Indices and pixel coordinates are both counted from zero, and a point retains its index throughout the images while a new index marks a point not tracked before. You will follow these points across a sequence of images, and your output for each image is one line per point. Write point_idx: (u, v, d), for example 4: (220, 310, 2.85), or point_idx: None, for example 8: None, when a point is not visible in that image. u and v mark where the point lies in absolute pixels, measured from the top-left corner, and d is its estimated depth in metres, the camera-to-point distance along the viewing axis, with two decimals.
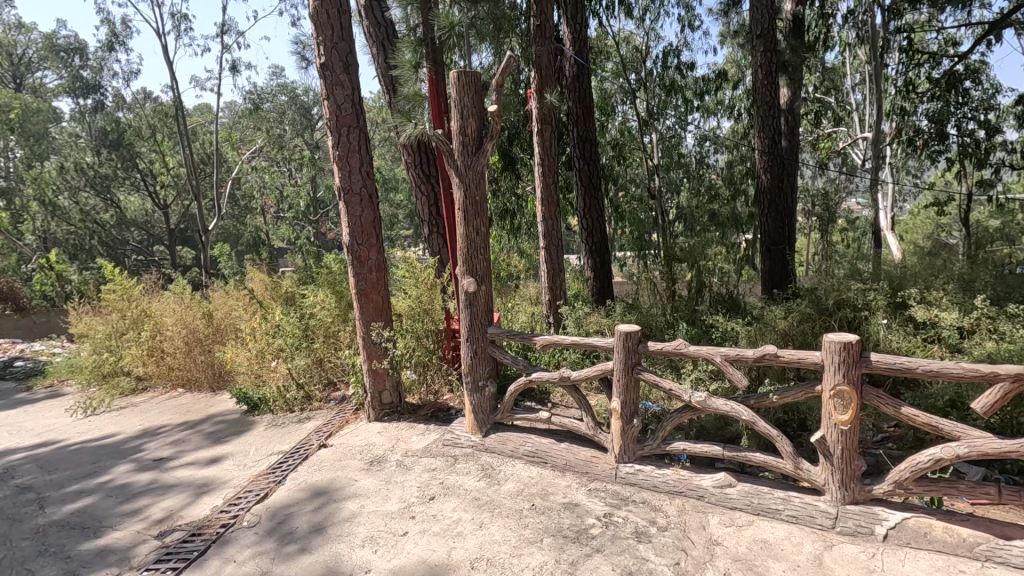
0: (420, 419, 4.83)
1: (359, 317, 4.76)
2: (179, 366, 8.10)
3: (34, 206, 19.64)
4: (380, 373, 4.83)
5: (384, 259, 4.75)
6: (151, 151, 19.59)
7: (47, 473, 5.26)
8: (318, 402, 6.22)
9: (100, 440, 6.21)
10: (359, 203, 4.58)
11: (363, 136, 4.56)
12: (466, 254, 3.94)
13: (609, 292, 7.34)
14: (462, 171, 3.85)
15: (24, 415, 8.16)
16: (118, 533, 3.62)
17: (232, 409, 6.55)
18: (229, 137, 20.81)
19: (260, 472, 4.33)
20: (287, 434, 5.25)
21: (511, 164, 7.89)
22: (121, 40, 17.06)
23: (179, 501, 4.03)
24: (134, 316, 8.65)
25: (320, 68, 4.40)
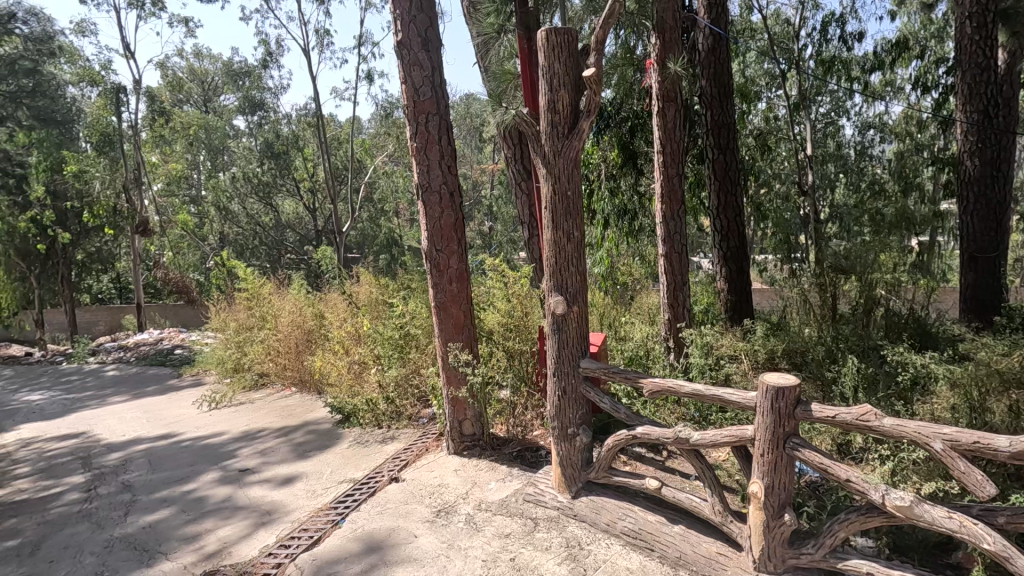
0: (502, 459, 4.07)
1: (437, 334, 4.14)
2: (291, 366, 8.20)
3: (212, 211, 22.19)
4: (459, 401, 4.18)
5: (467, 268, 4.12)
6: (300, 160, 21.26)
7: (150, 472, 5.32)
8: (405, 420, 5.69)
9: (208, 438, 6.33)
10: (439, 203, 3.99)
11: (445, 124, 3.99)
12: (554, 265, 3.11)
13: (747, 309, 5.99)
14: (550, 159, 3.02)
15: (165, 403, 8.79)
16: (168, 565, 3.35)
17: (326, 418, 6.33)
18: (365, 144, 21.98)
19: (323, 506, 3.87)
20: (366, 457, 4.79)
21: (632, 159, 6.83)
22: (275, 58, 18.59)
23: (236, 532, 3.69)
24: (259, 313, 8.94)
25: (397, 47, 3.91)
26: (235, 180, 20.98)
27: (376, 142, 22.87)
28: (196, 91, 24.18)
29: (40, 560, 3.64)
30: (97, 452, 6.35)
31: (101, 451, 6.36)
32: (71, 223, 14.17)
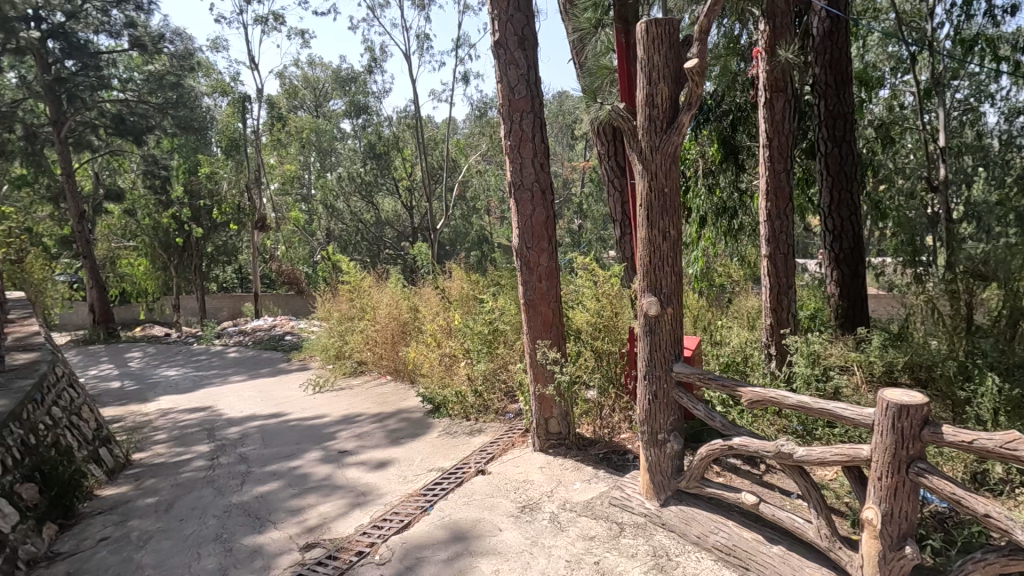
0: (587, 460, 4.03)
1: (526, 331, 4.17)
2: (386, 355, 8.63)
3: (320, 209, 23.86)
4: (545, 399, 4.18)
5: (557, 266, 4.11)
6: (399, 160, 22.30)
7: (263, 447, 5.84)
8: (493, 414, 5.78)
9: (312, 419, 6.82)
10: (531, 200, 4.01)
11: (538, 123, 4.00)
12: (648, 264, 3.01)
13: (861, 316, 5.47)
14: (647, 154, 2.93)
15: (277, 384, 9.59)
16: (276, 534, 3.65)
17: (418, 407, 6.60)
18: (459, 144, 22.64)
19: (413, 492, 4.04)
20: (454, 448, 4.93)
21: (733, 154, 6.46)
22: (379, 64, 19.63)
23: (334, 509, 3.95)
24: (359, 304, 9.50)
25: (494, 46, 3.97)
26: (341, 180, 22.42)
27: (470, 142, 23.51)
28: (309, 97, 26.12)
29: (172, 518, 4.11)
30: (220, 426, 7.06)
31: (223, 425, 7.07)
32: (203, 219, 15.86)
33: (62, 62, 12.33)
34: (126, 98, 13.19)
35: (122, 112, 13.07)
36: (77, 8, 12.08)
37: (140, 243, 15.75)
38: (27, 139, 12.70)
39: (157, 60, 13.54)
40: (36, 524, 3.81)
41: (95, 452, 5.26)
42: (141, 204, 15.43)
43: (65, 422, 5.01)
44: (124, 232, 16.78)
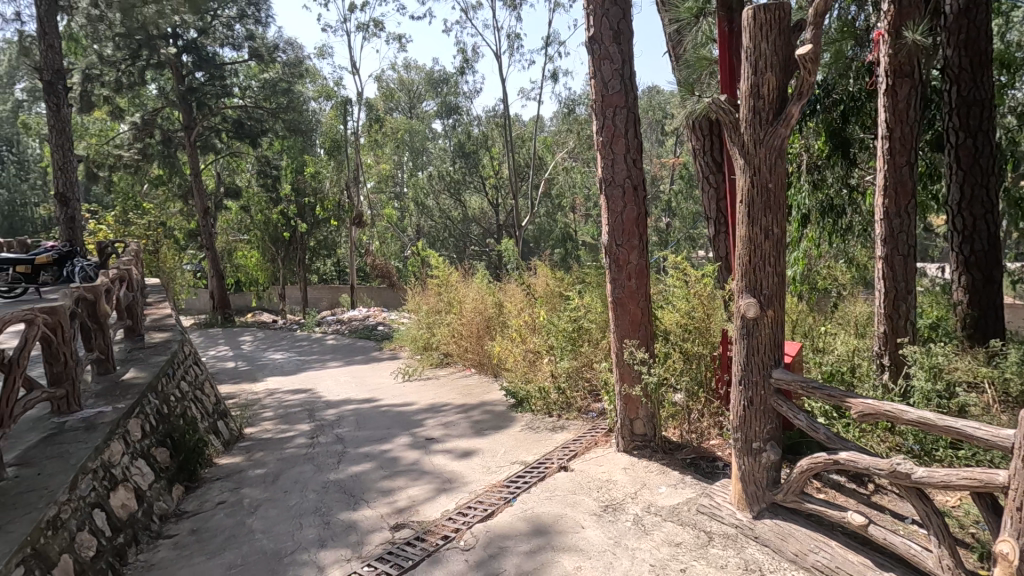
0: (674, 465, 3.91)
1: (613, 330, 4.12)
2: (472, 349, 8.83)
3: (411, 206, 24.85)
4: (632, 400, 4.11)
5: (647, 265, 4.03)
6: (487, 159, 22.71)
7: (357, 430, 6.20)
8: (576, 412, 5.74)
9: (401, 406, 7.16)
10: (622, 197, 3.95)
11: (632, 118, 3.93)
12: (747, 264, 2.87)
13: (995, 328, 4.87)
14: (749, 148, 2.78)
15: (369, 372, 10.13)
16: (368, 512, 3.87)
17: (501, 401, 6.71)
18: (546, 142, 22.66)
19: (497, 482, 4.12)
20: (536, 443, 4.97)
21: (843, 147, 5.86)
22: (470, 65, 20.10)
23: (422, 493, 4.12)
24: (446, 298, 9.82)
25: (589, 42, 3.95)
26: (432, 178, 23.20)
27: (557, 139, 23.45)
28: (404, 99, 27.28)
29: (278, 489, 4.48)
30: (319, 407, 7.59)
31: (322, 407, 7.59)
32: (307, 215, 17.08)
33: (193, 73, 13.74)
34: (244, 105, 14.46)
35: (241, 117, 14.35)
36: (207, 24, 13.41)
37: (254, 236, 17.20)
38: (163, 143, 14.29)
39: (271, 68, 14.72)
40: (167, 485, 4.29)
41: (215, 424, 5.84)
42: (255, 201, 16.88)
43: (191, 396, 5.60)
44: (240, 227, 18.43)
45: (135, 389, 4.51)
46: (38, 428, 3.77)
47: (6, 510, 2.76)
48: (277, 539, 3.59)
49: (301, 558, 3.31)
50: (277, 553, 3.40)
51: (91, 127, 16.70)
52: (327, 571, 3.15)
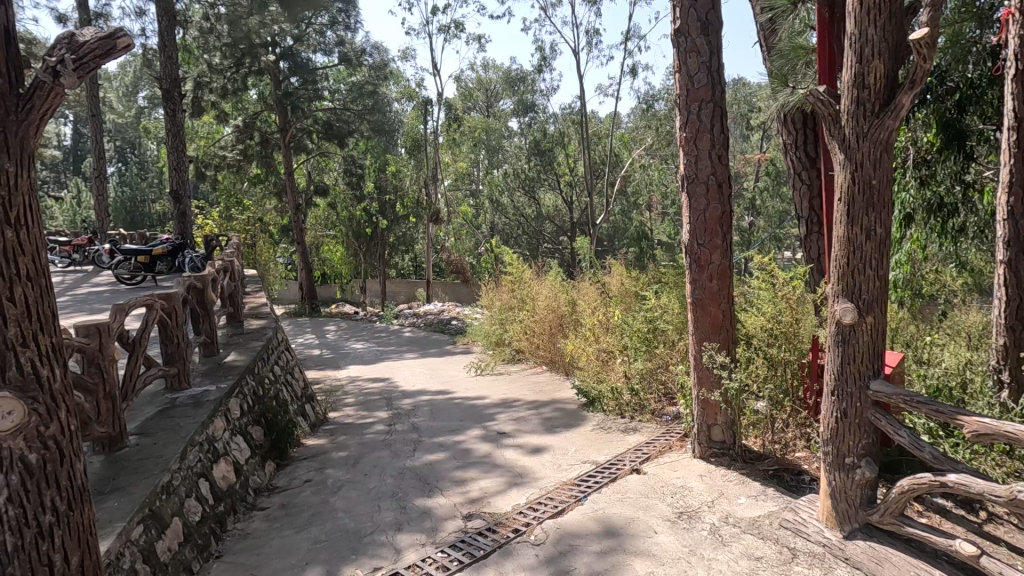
0: (754, 475, 3.73)
1: (692, 332, 4.00)
2: (543, 346, 8.82)
3: (486, 203, 25.21)
4: (710, 405, 3.97)
5: (731, 266, 3.88)
6: (563, 156, 22.59)
7: (431, 420, 6.40)
8: (649, 414, 5.58)
9: (474, 399, 7.31)
10: (705, 194, 3.83)
11: (719, 112, 3.79)
12: (844, 266, 2.69)
13: None
14: (851, 142, 2.60)
15: (443, 364, 10.41)
16: (442, 500, 3.99)
17: (573, 399, 6.68)
18: (624, 138, 22.22)
19: (567, 480, 4.12)
20: (608, 443, 4.91)
21: (959, 139, 5.10)
22: (548, 62, 20.04)
23: (493, 485, 4.20)
24: (520, 295, 9.89)
25: (675, 35, 3.85)
26: (507, 176, 23.43)
27: (635, 136, 22.91)
28: (481, 99, 27.75)
29: (359, 471, 4.72)
30: (396, 396, 7.91)
31: (398, 396, 7.90)
32: (387, 212, 17.80)
33: (289, 78, 14.68)
34: (334, 107, 15.27)
35: (330, 119, 15.16)
36: (302, 32, 14.27)
37: (339, 232, 18.15)
38: (262, 144, 15.37)
39: (358, 72, 15.43)
40: (261, 460, 4.64)
41: (303, 407, 6.23)
42: (341, 199, 17.79)
43: (283, 380, 6.02)
44: (327, 223, 19.50)
45: (235, 371, 4.91)
46: (155, 402, 4.20)
47: (129, 473, 3.09)
48: (358, 519, 3.79)
49: (379, 539, 3.47)
50: (357, 532, 3.59)
51: (201, 130, 18.28)
52: (403, 553, 3.29)
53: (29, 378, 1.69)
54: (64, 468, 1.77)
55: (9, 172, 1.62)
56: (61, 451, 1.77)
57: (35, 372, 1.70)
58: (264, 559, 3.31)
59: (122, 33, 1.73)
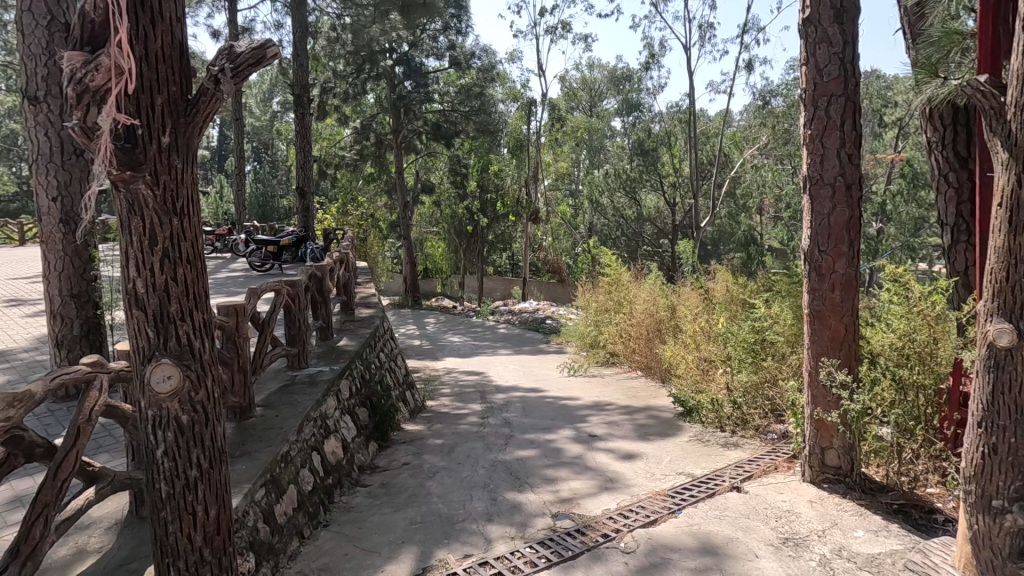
0: (874, 508, 3.39)
1: (808, 346, 3.71)
2: (639, 351, 8.57)
3: (586, 204, 25.00)
4: (825, 425, 3.66)
5: (857, 275, 3.55)
6: (667, 156, 21.78)
7: (524, 416, 6.48)
8: (752, 431, 5.23)
9: (566, 399, 7.30)
10: (831, 197, 3.53)
11: (851, 108, 3.48)
12: (1003, 281, 2.34)
13: None
14: (1017, 137, 2.26)
15: (537, 362, 10.49)
16: (532, 496, 4.04)
17: (669, 408, 6.44)
18: (735, 137, 21.03)
19: (661, 491, 3.99)
20: (707, 457, 4.69)
21: None
22: (657, 59, 19.41)
23: (584, 487, 4.17)
24: (617, 298, 9.71)
25: (803, 25, 3.58)
26: (608, 176, 23.08)
27: (748, 134, 21.59)
28: (586, 98, 27.56)
29: (453, 460, 4.89)
30: (489, 391, 8.09)
31: (492, 391, 8.08)
32: (488, 211, 18.26)
33: (403, 82, 15.48)
34: (443, 109, 15.90)
35: (439, 120, 15.81)
36: (417, 38, 15.01)
37: (443, 229, 18.89)
38: (376, 145, 16.35)
39: (467, 74, 15.95)
40: (366, 440, 4.96)
41: (404, 394, 6.57)
42: (446, 197, 18.49)
43: (387, 366, 6.39)
44: (431, 220, 20.37)
45: (345, 355, 5.29)
46: (277, 378, 4.63)
47: (255, 441, 3.44)
48: (451, 505, 3.92)
49: (470, 527, 3.58)
50: (450, 518, 3.72)
51: (324, 132, 19.87)
52: (494, 544, 3.36)
53: (186, 349, 1.93)
54: (209, 430, 2.01)
55: (176, 168, 1.85)
56: (206, 415, 2.00)
57: (191, 344, 1.94)
58: (366, 533, 3.54)
59: (271, 43, 1.92)
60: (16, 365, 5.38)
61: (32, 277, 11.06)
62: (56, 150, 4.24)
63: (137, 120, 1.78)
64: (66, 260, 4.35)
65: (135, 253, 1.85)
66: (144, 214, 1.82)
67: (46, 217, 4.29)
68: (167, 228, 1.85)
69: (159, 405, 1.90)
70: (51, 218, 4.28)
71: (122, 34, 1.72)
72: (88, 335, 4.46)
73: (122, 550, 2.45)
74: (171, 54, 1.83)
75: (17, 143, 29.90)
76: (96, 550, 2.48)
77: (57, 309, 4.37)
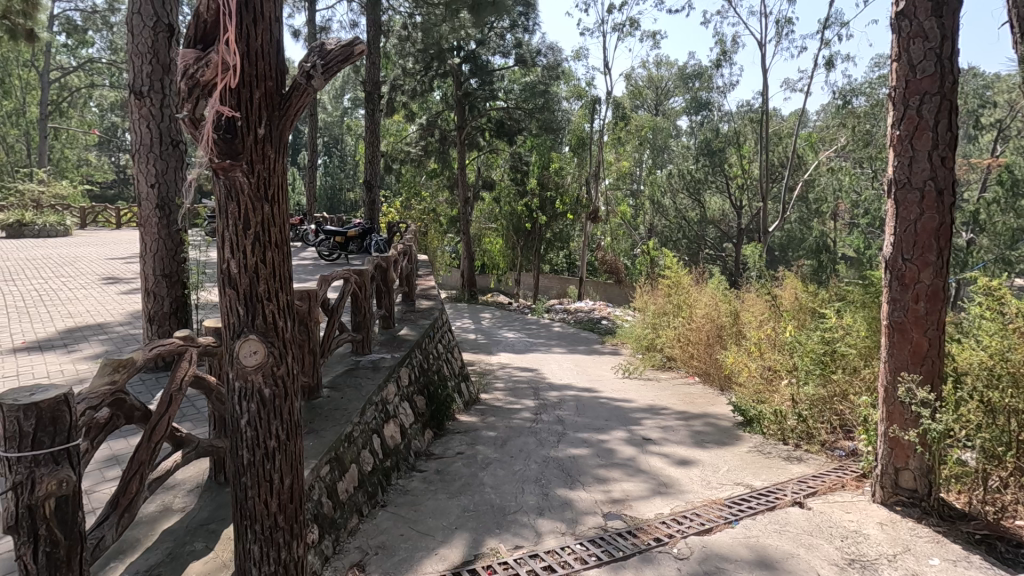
0: (953, 537, 3.17)
1: (886, 359, 3.51)
2: (697, 357, 8.28)
3: (647, 204, 24.54)
4: (901, 444, 3.45)
5: (945, 286, 3.33)
6: (735, 156, 20.96)
7: (577, 415, 6.46)
8: (818, 446, 4.96)
9: (621, 401, 7.21)
10: (919, 202, 3.32)
11: (948, 106, 3.26)
12: None
13: None
14: None
15: (590, 363, 10.39)
16: (583, 494, 4.04)
17: (727, 417, 6.24)
18: (810, 138, 19.95)
19: (717, 500, 3.88)
20: (767, 469, 4.51)
21: None
22: (728, 56, 18.75)
23: (636, 490, 4.13)
24: (676, 301, 9.49)
25: (896, 18, 3.38)
26: (672, 177, 22.53)
27: (824, 135, 20.50)
28: (651, 97, 27.03)
29: (506, 453, 4.95)
30: (543, 387, 8.12)
31: (545, 388, 8.10)
32: (547, 208, 18.26)
33: (468, 80, 15.60)
34: (506, 107, 16.02)
35: (502, 118, 15.95)
36: (484, 35, 15.14)
37: (502, 225, 19.09)
38: (440, 141, 16.68)
39: (532, 72, 15.93)
40: (422, 427, 5.09)
41: (459, 385, 6.70)
42: (506, 194, 18.62)
43: (444, 357, 6.55)
44: (491, 216, 20.58)
45: (406, 343, 5.47)
46: (343, 362, 4.84)
47: (322, 420, 3.62)
48: (503, 497, 3.98)
49: (521, 520, 3.61)
50: (502, 509, 3.77)
51: (391, 128, 20.47)
52: (544, 538, 3.38)
53: (271, 327, 2.06)
54: (286, 405, 2.14)
55: (269, 158, 1.99)
56: (286, 390, 2.13)
57: (275, 322, 2.07)
58: (421, 516, 3.65)
59: (358, 41, 2.01)
60: (112, 337, 5.89)
61: (127, 257, 12.06)
62: (156, 141, 4.62)
63: (237, 113, 1.90)
64: (160, 242, 4.72)
65: (229, 236, 1.99)
66: (240, 200, 1.96)
67: (144, 202, 4.67)
68: (259, 213, 1.99)
69: (245, 377, 2.05)
70: (149, 204, 4.66)
71: (228, 33, 1.85)
72: (177, 313, 4.82)
73: (203, 511, 2.65)
74: (270, 51, 1.96)
75: (117, 135, 32.61)
76: (181, 509, 2.70)
77: (150, 287, 4.74)
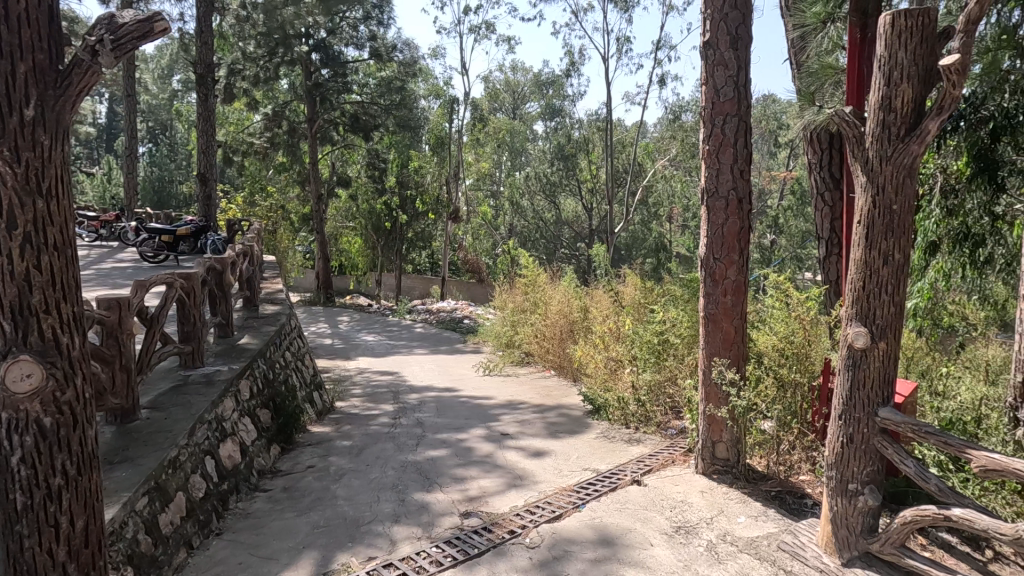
0: (756, 495, 3.70)
1: (703, 347, 3.98)
2: (552, 351, 8.71)
3: (507, 206, 25.29)
4: (716, 421, 3.94)
5: (746, 282, 3.87)
6: (585, 162, 22.41)
7: (437, 416, 6.43)
8: (654, 426, 5.49)
9: (481, 399, 7.32)
10: (725, 208, 3.82)
11: (744, 126, 3.79)
12: (860, 290, 2.69)
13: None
14: (872, 164, 2.63)
15: (452, 362, 10.41)
16: (440, 496, 4.02)
17: (578, 406, 6.64)
18: (648, 147, 22.07)
19: (567, 486, 4.12)
20: (612, 453, 4.88)
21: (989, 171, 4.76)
22: (576, 67, 20.04)
23: (492, 485, 4.23)
24: (533, 298, 9.88)
25: (704, 48, 3.85)
26: (529, 179, 23.49)
27: (659, 145, 22.80)
28: (508, 100, 27.87)
29: (362, 461, 4.75)
30: (403, 390, 7.96)
31: (406, 390, 7.95)
32: (408, 207, 17.79)
33: (320, 70, 14.88)
34: (361, 100, 15.48)
35: (357, 112, 15.31)
36: (335, 25, 14.42)
37: (359, 224, 18.25)
38: (288, 134, 15.48)
39: (389, 66, 15.54)
40: (267, 443, 4.70)
41: (311, 394, 6.30)
42: (362, 191, 17.77)
43: (293, 365, 6.10)
44: (346, 214, 19.69)
45: (247, 353, 5.01)
46: (168, 378, 4.29)
47: (140, 445, 3.17)
48: (357, 508, 3.82)
49: (375, 530, 3.50)
50: (355, 521, 3.62)
51: (230, 116, 18.67)
52: (398, 545, 3.30)
53: (52, 345, 1.75)
54: (77, 434, 1.83)
55: (43, 145, 1.70)
56: (75, 416, 1.82)
57: (57, 340, 1.76)
58: (264, 539, 3.36)
59: (160, 17, 1.79)
60: None
61: None
62: None
63: None
64: None
65: None
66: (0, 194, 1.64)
67: None
68: (28, 210, 1.68)
69: (16, 407, 1.71)
70: None
71: None
72: None
73: None
74: (36, 18, 1.67)
75: None
76: None
77: None
